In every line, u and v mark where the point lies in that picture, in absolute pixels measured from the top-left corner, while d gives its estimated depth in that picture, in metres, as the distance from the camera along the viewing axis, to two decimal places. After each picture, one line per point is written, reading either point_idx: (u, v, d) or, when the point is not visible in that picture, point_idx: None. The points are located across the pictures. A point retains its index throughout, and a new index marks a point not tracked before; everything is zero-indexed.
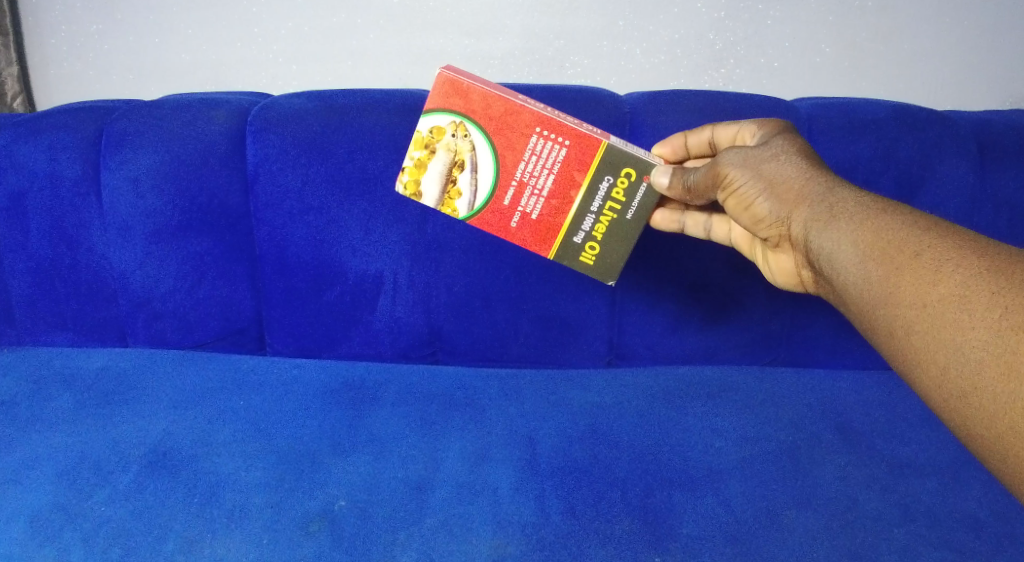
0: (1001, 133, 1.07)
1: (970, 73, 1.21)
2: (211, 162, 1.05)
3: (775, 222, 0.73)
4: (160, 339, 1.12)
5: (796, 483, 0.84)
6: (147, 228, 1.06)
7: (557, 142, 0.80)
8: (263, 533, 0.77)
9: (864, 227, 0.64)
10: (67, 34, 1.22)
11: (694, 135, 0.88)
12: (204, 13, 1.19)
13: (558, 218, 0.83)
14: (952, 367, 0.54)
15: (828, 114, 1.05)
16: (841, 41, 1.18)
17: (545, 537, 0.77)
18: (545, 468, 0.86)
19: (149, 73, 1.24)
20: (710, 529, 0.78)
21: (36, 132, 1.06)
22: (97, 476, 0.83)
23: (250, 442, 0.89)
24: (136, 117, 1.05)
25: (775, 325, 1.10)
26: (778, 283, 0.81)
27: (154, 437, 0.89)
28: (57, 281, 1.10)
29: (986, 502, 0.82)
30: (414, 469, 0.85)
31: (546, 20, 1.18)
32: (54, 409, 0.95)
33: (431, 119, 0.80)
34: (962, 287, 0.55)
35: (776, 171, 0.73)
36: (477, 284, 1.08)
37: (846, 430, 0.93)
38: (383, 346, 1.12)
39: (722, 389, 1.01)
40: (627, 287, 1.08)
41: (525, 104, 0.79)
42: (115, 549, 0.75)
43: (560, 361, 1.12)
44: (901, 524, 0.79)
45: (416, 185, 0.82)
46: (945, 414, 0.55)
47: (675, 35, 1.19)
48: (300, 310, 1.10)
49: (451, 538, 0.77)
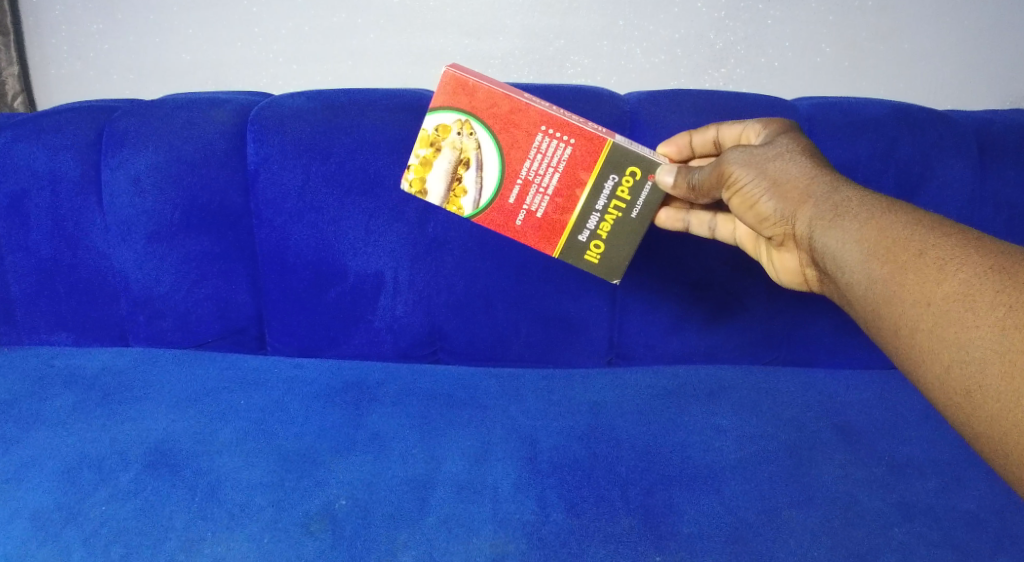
0: (1001, 133, 1.07)
1: (970, 73, 1.21)
2: (212, 163, 1.05)
3: (779, 221, 0.73)
4: (161, 339, 1.13)
5: (796, 483, 0.84)
6: (148, 229, 1.06)
7: (563, 140, 0.81)
8: (265, 532, 0.77)
9: (868, 227, 0.64)
10: (68, 34, 1.22)
11: (698, 134, 0.88)
12: (204, 13, 1.19)
13: (563, 216, 0.83)
14: (956, 366, 0.54)
15: (828, 114, 1.05)
16: (841, 41, 1.18)
17: (545, 537, 0.77)
18: (546, 468, 0.86)
19: (149, 73, 1.24)
20: (710, 529, 0.78)
21: (37, 132, 1.05)
22: (99, 476, 0.84)
23: (252, 442, 0.89)
24: (136, 117, 1.05)
25: (776, 324, 1.11)
26: (782, 282, 0.81)
27: (157, 437, 0.89)
28: (58, 281, 1.10)
29: (985, 502, 0.83)
30: (415, 469, 0.85)
31: (546, 20, 1.18)
32: (56, 408, 0.95)
33: (437, 117, 0.80)
34: (966, 286, 0.55)
35: (780, 170, 0.73)
36: (477, 284, 1.08)
37: (845, 430, 0.93)
38: (384, 345, 1.12)
39: (723, 388, 1.01)
40: (628, 286, 1.08)
41: (530, 102, 0.80)
42: (117, 548, 0.75)
43: (560, 360, 1.13)
44: (901, 524, 0.79)
45: (421, 183, 0.82)
46: (949, 413, 0.55)
47: (675, 35, 1.19)
48: (301, 310, 1.11)
49: (452, 538, 0.77)
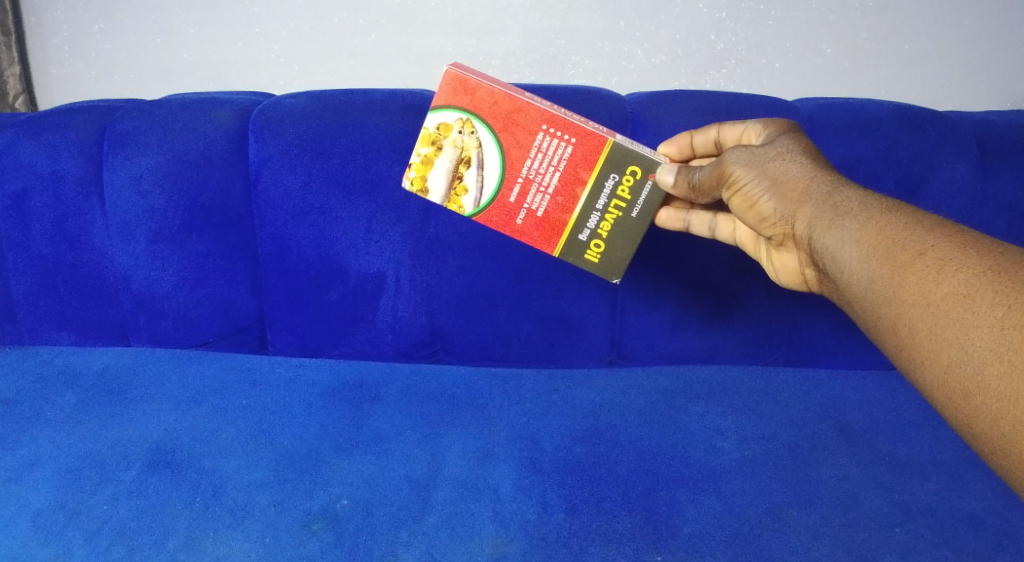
0: (1001, 133, 1.07)
1: (970, 73, 1.21)
2: (213, 163, 1.05)
3: (779, 221, 0.73)
4: (162, 339, 1.13)
5: (796, 483, 0.84)
6: (149, 228, 1.07)
7: (564, 140, 0.81)
8: (266, 531, 0.77)
9: (868, 227, 0.64)
10: (68, 34, 1.22)
11: (699, 135, 0.88)
12: (205, 13, 1.19)
13: (564, 215, 0.83)
14: (955, 366, 0.54)
15: (828, 114, 1.05)
16: (841, 41, 1.19)
17: (546, 537, 0.77)
18: (547, 468, 0.86)
19: (150, 73, 1.24)
20: (710, 528, 0.78)
21: (39, 132, 1.06)
22: (100, 475, 0.84)
23: (253, 441, 0.89)
24: (138, 117, 1.05)
25: (776, 324, 1.11)
26: (782, 282, 0.81)
27: (157, 436, 0.89)
28: (59, 281, 1.10)
29: (985, 502, 0.83)
30: (416, 468, 0.85)
31: (547, 20, 1.18)
32: (57, 408, 0.95)
33: (438, 116, 0.80)
34: (965, 286, 0.55)
35: (781, 170, 0.73)
36: (478, 284, 1.08)
37: (846, 430, 0.94)
38: (385, 345, 1.12)
39: (723, 388, 1.01)
40: (629, 286, 1.09)
41: (531, 101, 0.80)
42: (118, 547, 0.75)
43: (561, 360, 1.13)
44: (901, 524, 0.79)
45: (422, 181, 0.82)
46: (949, 412, 0.55)
47: (676, 35, 1.19)
48: (302, 309, 1.11)
49: (453, 538, 0.77)
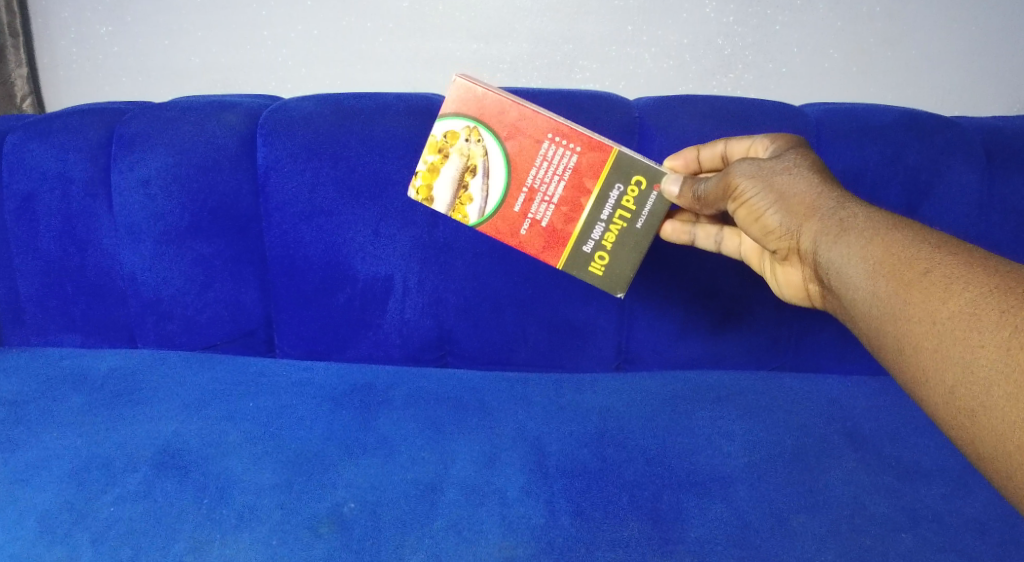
0: (1010, 140, 1.07)
1: (978, 79, 1.21)
2: (222, 165, 1.06)
3: (784, 235, 0.73)
4: (169, 340, 1.13)
5: (802, 488, 0.85)
6: (157, 229, 1.07)
7: (569, 149, 0.81)
8: (274, 534, 0.78)
9: (873, 243, 0.64)
10: (76, 35, 1.23)
11: (706, 148, 0.88)
12: (213, 16, 1.20)
13: (568, 226, 0.83)
14: (960, 385, 0.54)
15: (835, 119, 1.05)
16: (849, 47, 1.18)
17: (554, 539, 0.78)
18: (555, 470, 0.87)
19: (159, 76, 1.25)
20: (715, 532, 0.79)
21: (49, 133, 1.06)
22: (107, 477, 0.85)
23: (260, 444, 0.90)
24: (147, 118, 1.06)
25: (784, 331, 1.11)
26: (785, 296, 0.81)
27: (164, 439, 0.90)
28: (67, 281, 1.11)
29: (990, 508, 0.84)
30: (425, 471, 0.86)
31: (556, 25, 1.18)
32: (66, 409, 0.96)
33: (447, 124, 0.81)
34: (971, 306, 0.55)
35: (787, 183, 0.73)
36: (487, 288, 1.09)
37: (853, 435, 0.94)
38: (392, 349, 1.13)
39: (730, 394, 1.02)
40: (636, 292, 1.09)
41: (539, 111, 0.81)
42: (126, 548, 0.76)
43: (568, 364, 1.13)
44: (907, 529, 0.80)
45: (428, 190, 0.82)
46: (952, 431, 0.55)
47: (683, 40, 1.19)
48: (311, 312, 1.11)
49: (462, 540, 0.78)
